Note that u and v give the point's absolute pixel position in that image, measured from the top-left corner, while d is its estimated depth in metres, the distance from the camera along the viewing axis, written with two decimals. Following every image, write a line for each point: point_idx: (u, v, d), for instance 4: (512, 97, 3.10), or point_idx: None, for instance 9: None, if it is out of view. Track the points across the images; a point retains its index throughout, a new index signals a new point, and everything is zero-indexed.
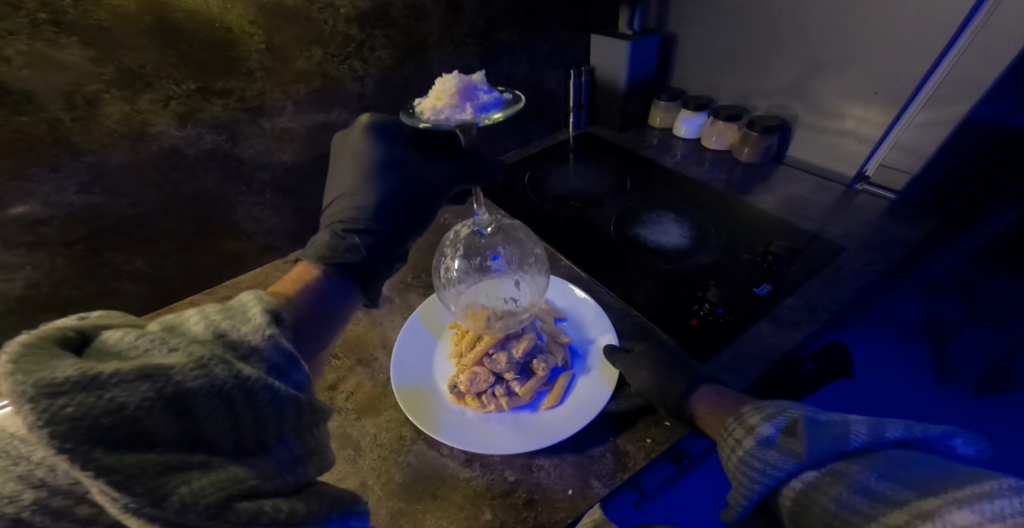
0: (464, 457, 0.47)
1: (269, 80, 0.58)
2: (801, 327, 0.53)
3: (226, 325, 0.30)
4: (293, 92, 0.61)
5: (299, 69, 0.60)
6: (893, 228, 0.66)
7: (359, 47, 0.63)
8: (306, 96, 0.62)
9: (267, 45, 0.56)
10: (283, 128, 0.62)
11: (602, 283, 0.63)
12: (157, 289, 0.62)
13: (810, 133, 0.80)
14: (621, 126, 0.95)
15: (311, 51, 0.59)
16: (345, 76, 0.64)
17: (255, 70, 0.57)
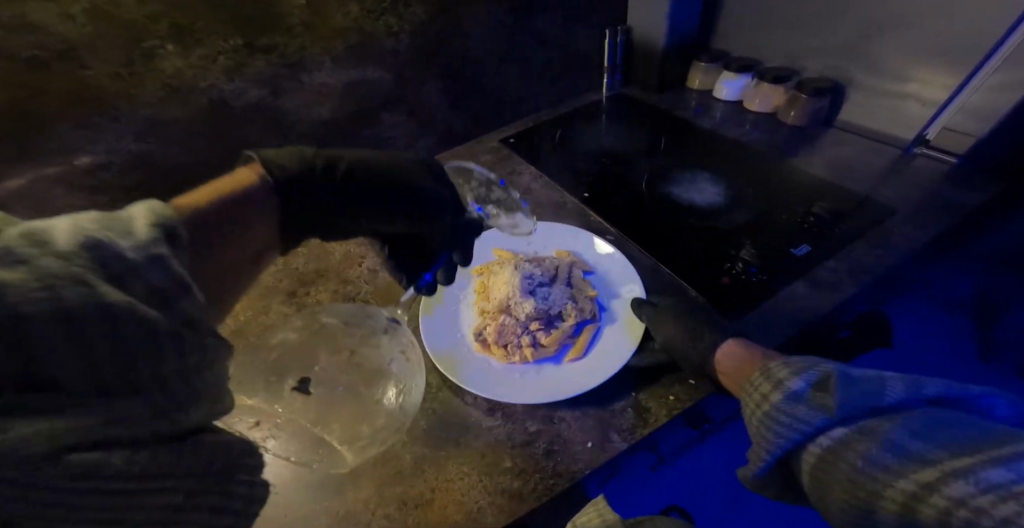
0: (487, 407, 0.49)
1: (309, 35, 0.59)
2: (840, 289, 0.52)
3: (108, 234, 0.22)
4: (330, 47, 0.62)
5: (336, 24, 0.60)
6: (951, 192, 0.62)
7: (393, 2, 0.63)
8: (344, 52, 0.63)
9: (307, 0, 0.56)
10: (322, 83, 0.64)
11: (630, 239, 0.63)
12: None
13: (864, 93, 0.75)
14: (656, 86, 0.91)
15: (348, 6, 0.60)
16: (381, 32, 0.64)
17: (296, 26, 0.58)
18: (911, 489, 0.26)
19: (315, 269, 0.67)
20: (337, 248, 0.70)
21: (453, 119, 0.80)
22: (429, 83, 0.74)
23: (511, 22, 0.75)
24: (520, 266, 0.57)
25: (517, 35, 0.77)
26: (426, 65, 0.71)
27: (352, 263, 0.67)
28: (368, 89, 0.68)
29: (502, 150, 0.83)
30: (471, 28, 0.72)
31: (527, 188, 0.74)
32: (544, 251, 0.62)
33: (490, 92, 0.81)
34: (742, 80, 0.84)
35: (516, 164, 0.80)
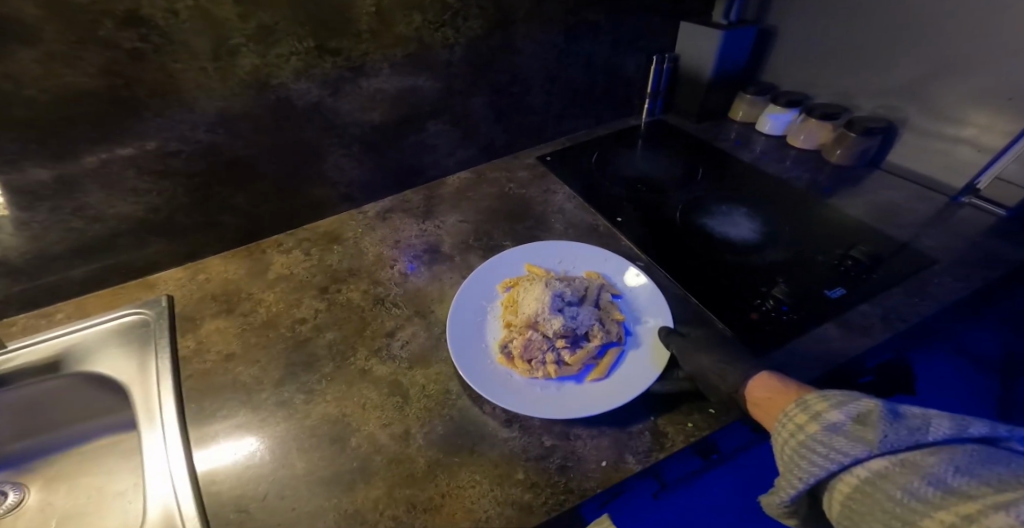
0: (505, 418, 0.50)
1: (373, 42, 0.63)
2: (873, 334, 0.51)
3: None
4: (391, 54, 0.65)
5: (399, 33, 0.64)
6: (996, 246, 0.61)
7: (454, 16, 0.66)
8: (402, 59, 0.66)
9: (376, 8, 0.60)
10: (378, 88, 0.67)
11: (660, 265, 0.63)
12: (247, 224, 0.70)
13: (913, 138, 0.73)
14: (697, 116, 0.92)
15: (412, 17, 0.63)
16: (437, 44, 0.68)
17: (363, 32, 0.61)
18: (951, 520, 0.25)
19: (348, 266, 0.69)
20: (372, 248, 0.72)
21: (494, 132, 0.83)
22: (477, 95, 0.76)
23: (562, 43, 0.78)
24: (550, 283, 0.57)
25: (565, 57, 0.80)
26: (476, 77, 0.74)
27: (384, 265, 0.69)
28: (418, 97, 0.71)
29: (538, 168, 0.85)
30: (523, 47, 0.75)
31: (561, 207, 0.76)
32: (574, 271, 0.63)
33: (532, 109, 0.84)
34: (789, 115, 0.83)
35: (550, 182, 0.81)
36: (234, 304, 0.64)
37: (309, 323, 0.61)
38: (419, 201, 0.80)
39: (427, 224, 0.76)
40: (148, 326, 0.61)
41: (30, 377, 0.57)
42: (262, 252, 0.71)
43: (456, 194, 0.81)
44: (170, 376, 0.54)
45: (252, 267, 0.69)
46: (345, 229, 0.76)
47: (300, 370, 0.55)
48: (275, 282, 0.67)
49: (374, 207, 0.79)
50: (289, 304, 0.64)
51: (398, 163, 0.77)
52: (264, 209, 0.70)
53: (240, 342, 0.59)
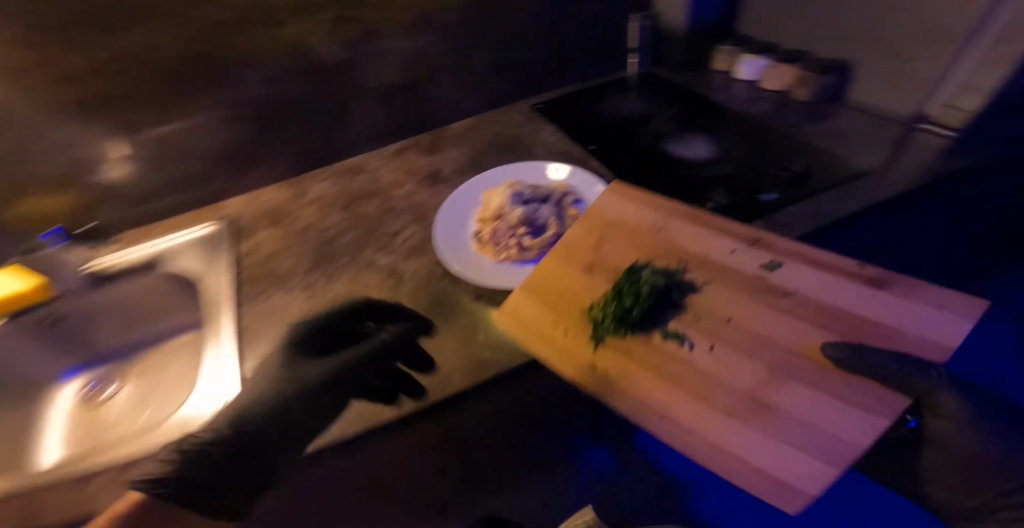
0: (476, 293, 0.62)
1: (384, 6, 0.76)
2: (796, 227, 0.57)
3: None
4: (401, 16, 0.79)
5: (406, 1, 0.77)
6: (941, 162, 0.65)
7: None
8: (410, 20, 0.80)
9: None
10: (389, 45, 0.81)
11: (621, 181, 0.72)
12: (293, 163, 0.87)
13: (870, 71, 0.77)
14: (683, 67, 0.99)
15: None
16: (440, 5, 0.80)
17: (376, 1, 0.75)
18: None
19: (367, 189, 0.84)
20: (388, 174, 0.87)
21: (493, 85, 0.95)
22: (474, 51, 0.88)
23: (549, 5, 0.88)
24: (517, 187, 0.69)
25: (554, 17, 0.90)
26: (472, 33, 0.86)
27: (394, 189, 0.83)
28: (423, 54, 0.84)
29: (532, 113, 0.95)
30: (513, 8, 0.86)
31: (547, 142, 0.86)
32: (544, 182, 0.73)
33: (526, 62, 0.94)
34: (760, 61, 0.87)
35: (538, 123, 0.92)
36: (279, 219, 0.80)
37: (334, 231, 0.76)
38: (428, 140, 0.94)
39: (433, 156, 0.89)
40: (216, 237, 0.77)
41: (133, 272, 0.75)
42: (303, 182, 0.88)
43: (459, 135, 0.93)
44: (231, 267, 0.71)
45: (294, 193, 0.86)
46: (368, 163, 0.90)
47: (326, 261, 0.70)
48: (312, 204, 0.82)
49: (392, 146, 0.93)
50: (319, 219, 0.79)
51: (409, 111, 0.91)
52: (303, 149, 0.86)
53: (283, 244, 0.75)
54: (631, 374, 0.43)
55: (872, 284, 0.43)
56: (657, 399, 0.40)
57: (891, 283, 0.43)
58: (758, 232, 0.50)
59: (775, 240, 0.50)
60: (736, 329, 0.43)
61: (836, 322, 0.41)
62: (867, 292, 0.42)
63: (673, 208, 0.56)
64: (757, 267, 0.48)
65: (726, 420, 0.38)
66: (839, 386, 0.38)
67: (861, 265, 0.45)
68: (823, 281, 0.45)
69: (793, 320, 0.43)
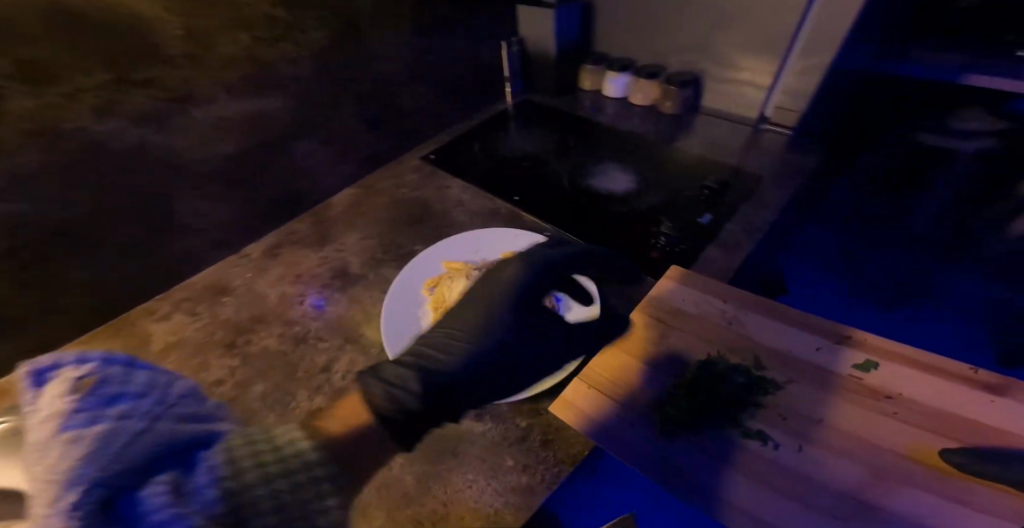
0: (475, 413, 0.51)
1: (196, 67, 0.54)
2: (742, 246, 0.63)
3: None
4: (223, 78, 0.57)
5: (228, 55, 0.56)
6: (794, 157, 0.80)
7: (290, 30, 0.61)
8: (238, 82, 0.59)
9: (185, 30, 0.51)
10: (219, 116, 0.59)
11: (568, 231, 0.68)
12: (105, 297, 0.59)
13: (716, 84, 0.91)
14: (555, 91, 1.01)
15: (237, 35, 0.56)
16: (278, 59, 0.61)
17: (177, 57, 0.52)
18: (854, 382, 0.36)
19: (250, 315, 0.62)
20: (270, 290, 0.65)
21: (371, 143, 0.80)
22: (342, 107, 0.72)
23: (415, 43, 0.78)
24: (471, 274, 0.57)
25: (423, 56, 0.80)
26: (334, 88, 0.70)
27: (291, 303, 0.63)
28: (271, 120, 0.64)
29: (425, 167, 0.84)
30: (378, 53, 0.73)
31: (459, 200, 0.77)
32: (491, 256, 0.64)
33: (402, 110, 0.82)
34: (624, 78, 0.96)
35: (440, 177, 0.81)
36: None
37: (228, 384, 0.54)
38: (308, 229, 0.74)
39: (326, 250, 0.70)
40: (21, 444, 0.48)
41: None
42: (133, 324, 0.62)
43: (349, 210, 0.77)
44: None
45: (126, 345, 0.59)
46: (231, 278, 0.68)
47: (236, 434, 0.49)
48: (165, 354, 0.58)
49: (257, 246, 0.72)
50: (194, 369, 0.56)
51: (271, 190, 0.70)
52: (121, 275, 0.59)
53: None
54: (720, 482, 0.38)
55: (990, 391, 0.40)
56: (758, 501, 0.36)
57: (1010, 388, 0.40)
58: (844, 328, 0.47)
59: (865, 336, 0.46)
60: (846, 438, 0.39)
61: (945, 426, 0.39)
62: (987, 398, 0.40)
63: (743, 300, 0.52)
64: (851, 367, 0.44)
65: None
66: (968, 494, 0.35)
67: (973, 368, 0.43)
68: (924, 384, 0.42)
69: (905, 427, 0.39)
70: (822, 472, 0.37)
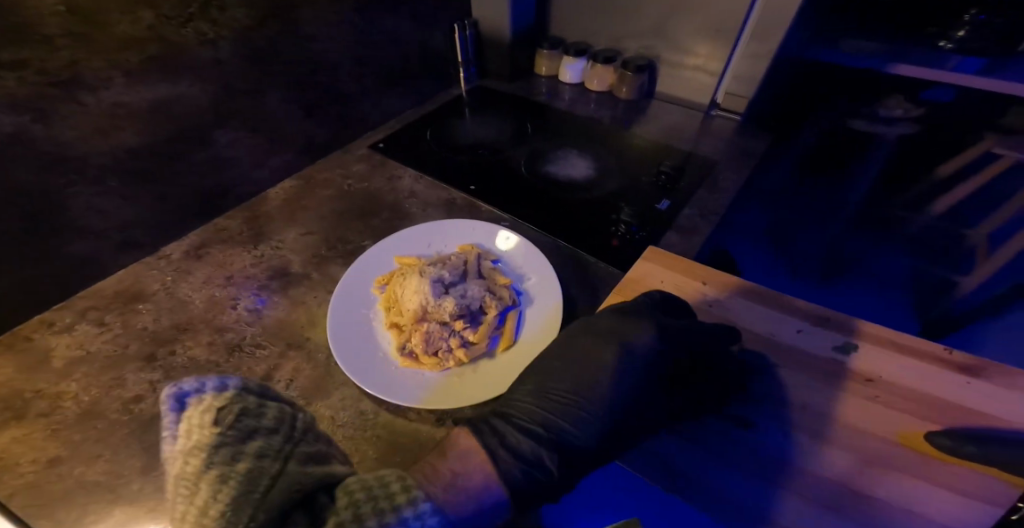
0: (435, 417, 0.47)
1: (84, 48, 0.46)
2: (699, 232, 0.63)
3: None
4: (120, 60, 0.49)
5: (124, 34, 0.48)
6: (746, 142, 0.81)
7: (204, 6, 0.53)
8: (141, 66, 0.51)
9: (68, 6, 0.43)
10: (116, 102, 0.51)
11: (525, 221, 0.66)
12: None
13: (671, 70, 0.91)
14: (510, 76, 0.97)
15: (137, 13, 0.48)
16: (191, 40, 0.54)
17: (59, 37, 0.44)
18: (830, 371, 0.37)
19: (172, 323, 0.56)
20: (196, 295, 0.59)
21: (310, 130, 0.73)
22: (272, 92, 0.65)
23: (356, 23, 0.72)
24: (426, 270, 0.53)
25: (365, 36, 0.74)
26: (262, 69, 0.63)
27: (222, 307, 0.57)
28: (186, 105, 0.57)
29: (373, 157, 0.78)
30: (314, 32, 0.66)
31: (411, 190, 0.72)
32: (447, 250, 0.61)
33: (343, 95, 0.76)
34: (581, 63, 0.94)
35: (390, 166, 0.76)
36: (22, 408, 0.49)
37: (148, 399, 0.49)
38: (241, 225, 0.67)
39: (261, 247, 0.64)
40: None
41: None
42: (28, 339, 0.55)
43: (288, 204, 0.70)
44: None
45: (20, 361, 0.53)
46: (148, 284, 0.61)
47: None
48: (70, 370, 0.52)
49: (178, 246, 0.65)
50: (109, 385, 0.51)
51: (193, 182, 0.63)
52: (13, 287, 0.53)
53: (60, 443, 0.46)
54: (717, 478, 0.39)
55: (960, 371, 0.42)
56: (748, 486, 0.38)
57: (983, 371, 0.42)
58: (826, 310, 0.48)
59: (847, 320, 0.47)
60: (829, 422, 0.41)
61: (919, 406, 0.41)
62: (964, 381, 0.42)
63: (730, 284, 0.52)
64: (834, 351, 0.45)
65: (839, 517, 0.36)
66: (948, 476, 0.37)
67: (949, 350, 0.44)
68: (901, 364, 0.44)
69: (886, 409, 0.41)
70: (805, 455, 0.39)
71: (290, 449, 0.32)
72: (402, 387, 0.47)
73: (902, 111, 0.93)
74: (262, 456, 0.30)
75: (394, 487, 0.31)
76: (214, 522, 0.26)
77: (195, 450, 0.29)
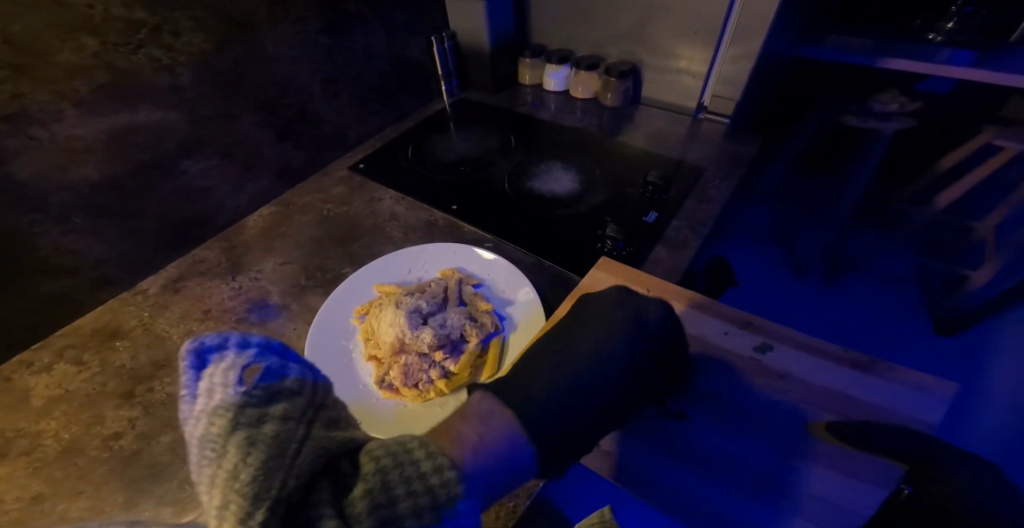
0: None
1: (27, 79, 0.44)
2: (688, 245, 0.61)
3: None
4: (68, 91, 0.47)
5: (69, 64, 0.47)
6: (734, 146, 0.79)
7: (155, 32, 0.51)
8: (92, 96, 0.49)
9: (3, 37, 0.42)
10: (70, 136, 0.49)
11: (509, 241, 0.64)
12: None
13: (655, 74, 0.89)
14: (493, 87, 0.96)
15: (81, 40, 0.46)
16: (144, 67, 0.52)
17: None
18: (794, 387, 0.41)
19: (149, 360, 0.54)
20: (173, 330, 0.57)
21: (286, 153, 0.72)
22: (241, 116, 0.64)
23: (326, 41, 0.70)
24: (402, 301, 0.51)
25: (336, 54, 0.73)
26: (228, 95, 0.61)
27: None
28: (148, 135, 0.55)
29: (353, 178, 0.77)
30: (280, 52, 0.65)
31: (392, 213, 0.70)
32: (428, 275, 0.59)
33: (319, 116, 0.74)
34: (564, 71, 0.93)
35: (371, 187, 0.75)
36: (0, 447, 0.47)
37: (128, 436, 0.47)
38: (220, 256, 0.65)
39: (240, 279, 0.62)
40: None
41: None
42: (7, 380, 0.53)
43: (267, 232, 0.68)
44: None
45: None
46: (125, 320, 0.59)
47: (151, 484, 0.44)
48: (51, 407, 0.50)
49: (155, 279, 0.63)
50: (89, 421, 0.49)
51: (166, 211, 0.61)
52: None
53: (44, 479, 0.44)
54: (665, 488, 0.38)
55: (859, 367, 0.42)
56: (662, 474, 0.39)
57: (876, 366, 0.42)
58: (748, 314, 0.48)
59: (762, 321, 0.47)
60: (736, 414, 0.41)
61: (824, 400, 0.40)
62: (860, 378, 0.42)
63: (663, 288, 0.51)
64: (752, 352, 0.45)
65: (734, 501, 0.37)
66: (844, 462, 0.37)
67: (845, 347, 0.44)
68: (809, 363, 0.43)
69: (792, 403, 0.41)
70: (713, 444, 0.40)
71: (315, 415, 0.29)
72: (381, 421, 0.45)
73: (897, 105, 1.09)
74: (286, 419, 0.27)
75: (425, 464, 0.28)
76: (243, 487, 0.23)
77: (219, 410, 0.27)
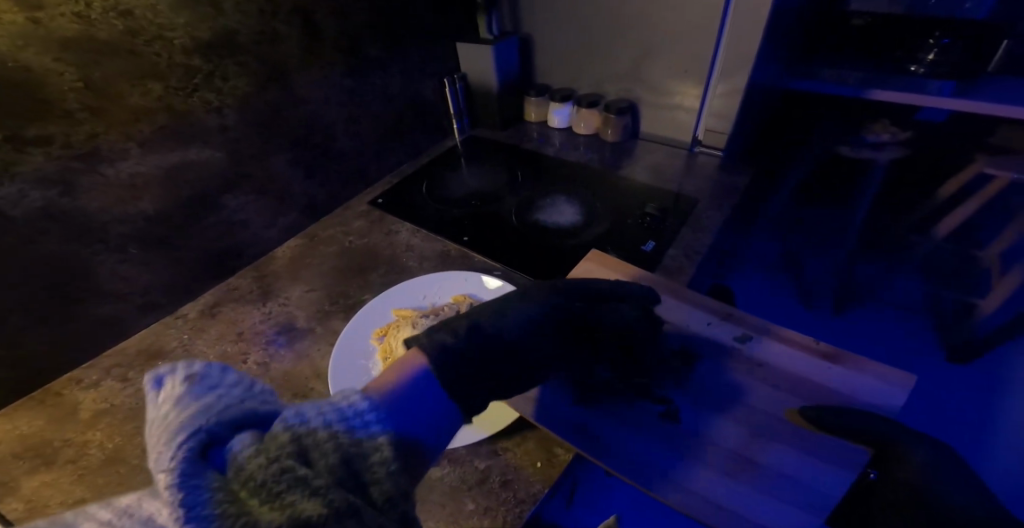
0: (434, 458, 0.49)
1: (101, 120, 0.52)
2: (684, 271, 0.65)
3: None
4: (134, 132, 0.55)
5: (136, 106, 0.54)
6: (728, 179, 0.84)
7: (207, 77, 0.59)
8: (153, 135, 0.56)
9: (85, 83, 0.49)
10: (131, 173, 0.56)
11: (516, 269, 0.69)
12: (25, 369, 0.56)
13: (652, 111, 0.95)
14: (501, 125, 1.03)
15: (147, 86, 0.54)
16: (197, 109, 0.60)
17: (77, 111, 0.50)
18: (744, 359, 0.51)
19: None
20: (209, 350, 0.62)
21: (312, 189, 0.79)
22: (275, 153, 0.71)
23: (350, 84, 0.78)
24: (418, 323, 0.56)
25: (359, 96, 0.80)
26: (264, 136, 0.68)
27: (234, 362, 0.61)
28: (196, 172, 0.62)
29: (372, 213, 0.83)
30: (310, 95, 0.73)
31: (409, 244, 0.76)
32: (442, 301, 0.64)
33: (343, 154, 0.82)
34: (567, 109, 1.00)
35: (390, 221, 0.81)
36: (53, 455, 0.52)
37: None
38: (251, 284, 0.72)
39: (269, 305, 0.68)
40: None
41: None
42: (59, 394, 0.58)
43: (294, 262, 0.75)
44: None
45: (51, 414, 0.56)
46: (166, 342, 0.64)
47: None
48: (96, 420, 0.55)
49: (192, 305, 0.69)
50: (131, 433, 0.54)
51: (206, 241, 0.67)
52: (42, 349, 0.56)
53: (87, 486, 0.49)
54: (652, 454, 0.44)
55: (829, 358, 0.50)
56: (643, 448, 0.44)
57: (843, 358, 0.50)
58: (729, 307, 0.57)
59: (743, 315, 0.56)
60: (716, 397, 0.48)
61: (795, 388, 0.48)
62: (829, 367, 0.50)
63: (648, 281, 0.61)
64: (733, 340, 0.53)
65: (712, 477, 0.42)
66: (812, 444, 0.43)
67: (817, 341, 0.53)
68: (782, 351, 0.52)
69: (766, 388, 0.48)
70: (690, 424, 0.46)
71: (246, 396, 0.33)
72: None
73: (888, 136, 1.13)
74: (219, 388, 0.32)
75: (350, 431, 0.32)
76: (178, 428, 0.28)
77: (170, 379, 0.31)
